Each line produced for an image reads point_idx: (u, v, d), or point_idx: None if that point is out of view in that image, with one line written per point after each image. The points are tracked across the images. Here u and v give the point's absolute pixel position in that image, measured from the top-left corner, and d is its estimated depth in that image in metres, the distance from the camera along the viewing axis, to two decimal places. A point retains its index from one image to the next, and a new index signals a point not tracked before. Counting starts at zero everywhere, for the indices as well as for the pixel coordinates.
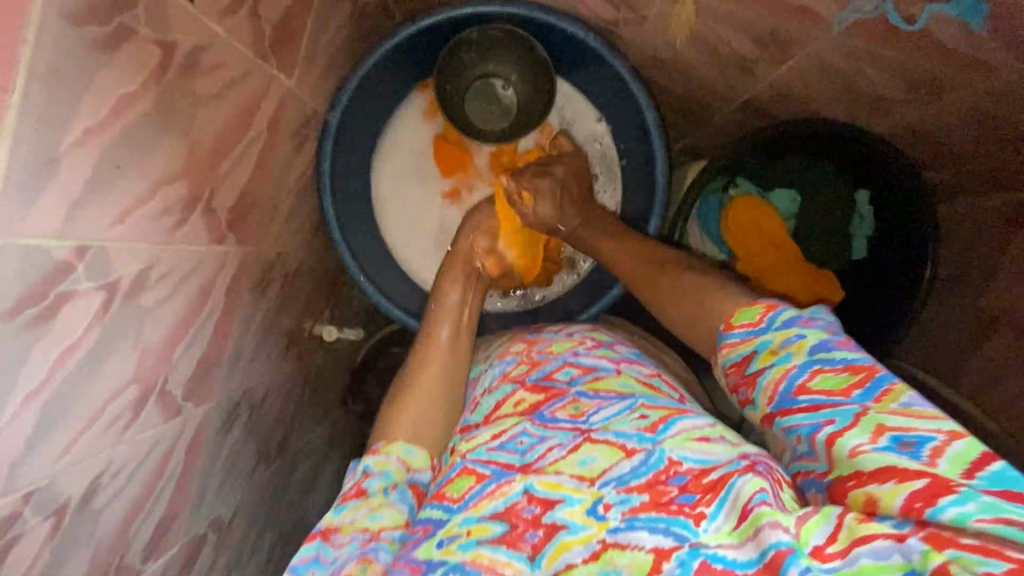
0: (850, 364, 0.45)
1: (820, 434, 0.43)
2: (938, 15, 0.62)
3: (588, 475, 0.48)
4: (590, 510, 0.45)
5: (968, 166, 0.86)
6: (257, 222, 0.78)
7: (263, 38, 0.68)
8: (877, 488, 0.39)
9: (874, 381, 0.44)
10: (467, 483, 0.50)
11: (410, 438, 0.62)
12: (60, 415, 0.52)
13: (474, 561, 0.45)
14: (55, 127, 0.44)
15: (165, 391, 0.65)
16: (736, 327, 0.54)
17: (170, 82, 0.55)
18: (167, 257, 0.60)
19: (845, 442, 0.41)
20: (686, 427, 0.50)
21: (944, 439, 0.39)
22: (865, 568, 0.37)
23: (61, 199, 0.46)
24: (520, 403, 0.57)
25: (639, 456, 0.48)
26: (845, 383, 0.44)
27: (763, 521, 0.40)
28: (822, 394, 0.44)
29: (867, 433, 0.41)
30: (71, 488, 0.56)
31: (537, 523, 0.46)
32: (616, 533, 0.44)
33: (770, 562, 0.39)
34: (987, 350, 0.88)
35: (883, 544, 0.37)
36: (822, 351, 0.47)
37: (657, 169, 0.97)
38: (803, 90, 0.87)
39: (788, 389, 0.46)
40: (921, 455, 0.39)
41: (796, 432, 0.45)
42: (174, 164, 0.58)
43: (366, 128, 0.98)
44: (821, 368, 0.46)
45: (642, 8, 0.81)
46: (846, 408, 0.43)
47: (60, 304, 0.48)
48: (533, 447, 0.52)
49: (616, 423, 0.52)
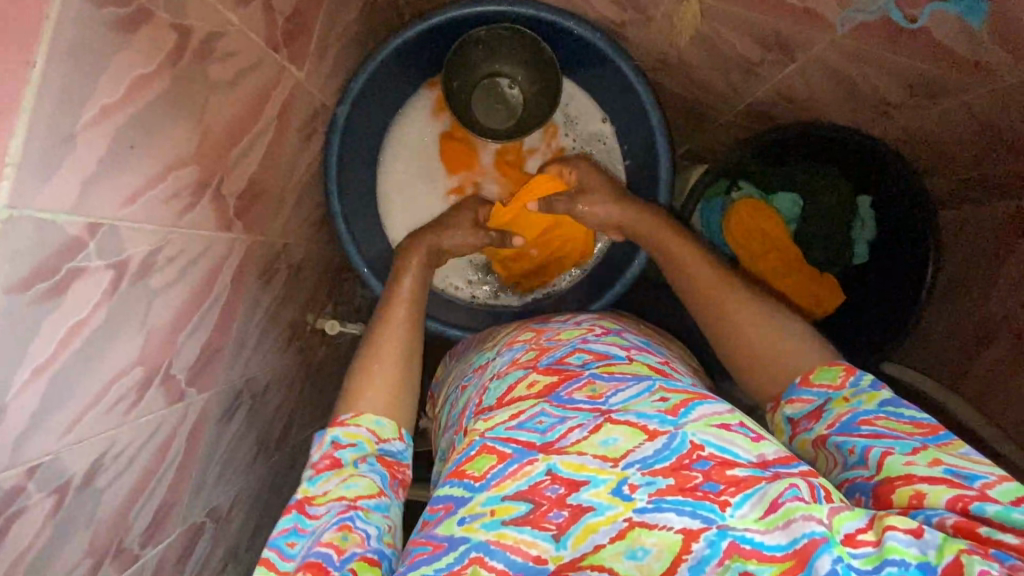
0: (916, 420, 0.49)
1: (875, 449, 0.47)
2: (938, 15, 0.63)
3: (611, 455, 0.49)
4: (615, 490, 0.46)
5: (968, 173, 0.87)
6: (264, 211, 0.79)
7: (276, 28, 0.69)
8: (927, 486, 0.43)
9: (938, 433, 0.47)
10: (488, 462, 0.50)
11: (385, 412, 0.62)
12: (68, 390, 0.52)
13: (498, 541, 0.46)
14: (73, 104, 0.45)
15: (168, 375, 0.66)
16: (813, 384, 0.56)
17: (184, 67, 0.56)
18: (177, 239, 0.61)
19: (899, 456, 0.46)
20: (706, 412, 0.51)
21: (996, 478, 0.43)
22: (891, 548, 0.40)
23: (74, 175, 0.46)
24: (533, 385, 0.57)
25: (661, 439, 0.48)
26: (909, 429, 0.48)
27: (795, 514, 0.42)
28: (885, 428, 0.49)
29: (925, 459, 0.45)
30: (75, 467, 0.56)
31: (562, 503, 0.47)
32: (643, 514, 0.45)
33: (801, 549, 0.41)
34: (988, 357, 0.88)
35: (903, 536, 0.40)
36: (892, 405, 0.50)
37: (661, 169, 0.98)
38: (806, 93, 0.88)
39: (851, 420, 0.50)
40: (974, 483, 0.43)
41: (849, 447, 0.49)
42: (185, 148, 0.59)
43: (375, 124, 1.00)
44: (887, 416, 0.50)
45: (648, 9, 0.82)
46: (907, 441, 0.47)
47: (71, 279, 0.49)
48: (553, 427, 0.52)
49: (636, 404, 0.52)
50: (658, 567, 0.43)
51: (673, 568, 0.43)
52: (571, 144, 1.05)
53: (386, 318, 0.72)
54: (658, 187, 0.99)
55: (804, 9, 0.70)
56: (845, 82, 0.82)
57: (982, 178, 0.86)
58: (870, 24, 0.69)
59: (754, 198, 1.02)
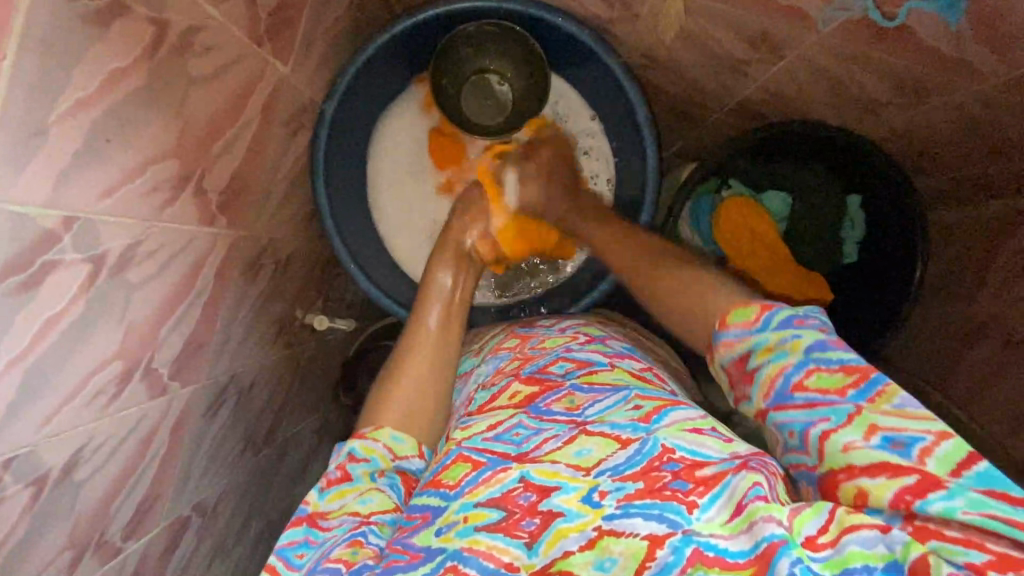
0: (845, 364, 0.45)
1: (814, 430, 0.44)
2: (918, 12, 0.63)
3: (583, 464, 0.48)
4: (585, 497, 0.46)
5: (962, 172, 0.86)
6: (249, 206, 0.78)
7: (260, 23, 0.69)
8: (868, 482, 0.41)
9: (869, 380, 0.44)
10: (462, 470, 0.51)
11: (400, 426, 0.63)
12: (43, 384, 0.52)
13: (471, 547, 0.45)
14: (46, 98, 0.45)
15: (149, 369, 0.66)
16: (730, 327, 0.52)
17: (163, 61, 0.56)
18: (156, 234, 0.61)
19: (838, 440, 0.43)
20: (678, 418, 0.51)
21: (934, 439, 0.40)
22: (853, 555, 0.39)
23: (46, 168, 0.46)
24: (514, 396, 0.59)
25: (634, 446, 0.49)
26: (841, 383, 0.45)
27: (757, 516, 0.41)
28: (817, 393, 0.45)
29: (860, 432, 0.42)
30: (52, 460, 0.56)
31: (534, 511, 0.46)
32: (612, 521, 0.43)
33: (763, 554, 0.39)
34: (976, 355, 0.88)
35: (869, 535, 0.39)
36: (818, 351, 0.46)
37: (648, 172, 0.97)
38: (796, 92, 0.88)
39: (784, 386, 0.46)
40: (911, 454, 0.40)
41: (790, 425, 0.46)
42: (164, 142, 0.59)
43: (362, 120, 1.00)
44: (817, 368, 0.46)
45: (634, 6, 0.82)
46: (842, 407, 0.44)
47: (46, 272, 0.49)
48: (528, 439, 0.53)
49: (611, 415, 0.53)
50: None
51: None
52: None
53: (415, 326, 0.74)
54: (644, 185, 0.98)
55: (790, 6, 0.70)
56: (832, 81, 0.81)
57: (973, 176, 0.85)
58: (853, 23, 0.68)
59: (743, 196, 1.03)
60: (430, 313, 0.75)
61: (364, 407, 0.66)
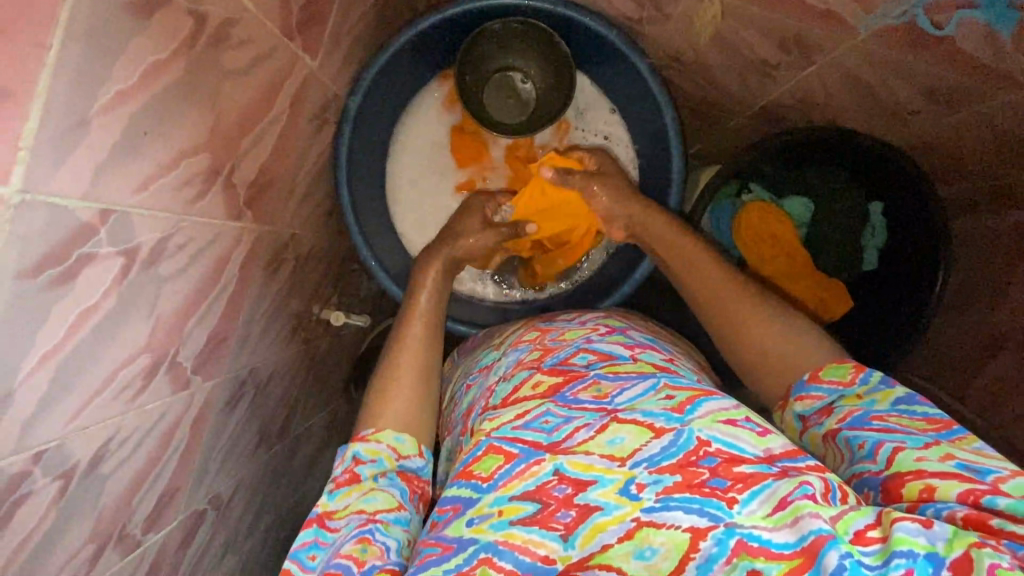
0: (930, 416, 0.48)
1: (886, 443, 0.46)
2: (966, 23, 0.62)
3: (618, 454, 0.48)
4: (622, 489, 0.45)
5: (996, 180, 0.82)
6: (273, 200, 0.78)
7: (291, 15, 0.68)
8: (937, 480, 0.42)
9: (951, 428, 0.46)
10: (495, 462, 0.50)
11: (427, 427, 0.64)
12: (74, 377, 0.52)
13: (506, 541, 0.45)
14: (88, 89, 0.44)
15: (175, 363, 0.65)
16: (823, 381, 0.55)
17: (200, 53, 0.55)
18: (186, 227, 0.60)
19: (910, 452, 0.44)
20: (711, 408, 0.50)
21: (1009, 473, 0.42)
22: (899, 539, 0.38)
23: (85, 159, 0.46)
24: (538, 385, 0.57)
25: (668, 436, 0.48)
26: (923, 426, 0.47)
27: (803, 511, 0.41)
28: (897, 424, 0.48)
29: (936, 454, 0.44)
30: (80, 453, 0.56)
31: (569, 503, 0.46)
32: (651, 513, 0.43)
33: (808, 548, 0.39)
34: (996, 368, 0.86)
35: (911, 526, 0.39)
36: (905, 404, 0.49)
37: (674, 171, 0.96)
38: (824, 98, 0.87)
39: (863, 416, 0.50)
40: (986, 477, 0.42)
41: (861, 441, 0.48)
42: (198, 135, 0.59)
43: (385, 115, 0.99)
44: (900, 415, 0.49)
45: (665, 6, 0.82)
46: (918, 437, 0.46)
47: (81, 266, 0.48)
48: (560, 426, 0.51)
49: (642, 402, 0.52)
50: (667, 567, 0.42)
51: (681, 567, 0.42)
52: (581, 137, 1.04)
53: (401, 338, 0.72)
54: (668, 186, 0.97)
55: (825, 8, 0.69)
56: (862, 86, 0.81)
57: (999, 185, 0.82)
58: (890, 30, 0.68)
59: (762, 201, 1.02)
60: (414, 324, 0.73)
61: (359, 412, 0.64)
